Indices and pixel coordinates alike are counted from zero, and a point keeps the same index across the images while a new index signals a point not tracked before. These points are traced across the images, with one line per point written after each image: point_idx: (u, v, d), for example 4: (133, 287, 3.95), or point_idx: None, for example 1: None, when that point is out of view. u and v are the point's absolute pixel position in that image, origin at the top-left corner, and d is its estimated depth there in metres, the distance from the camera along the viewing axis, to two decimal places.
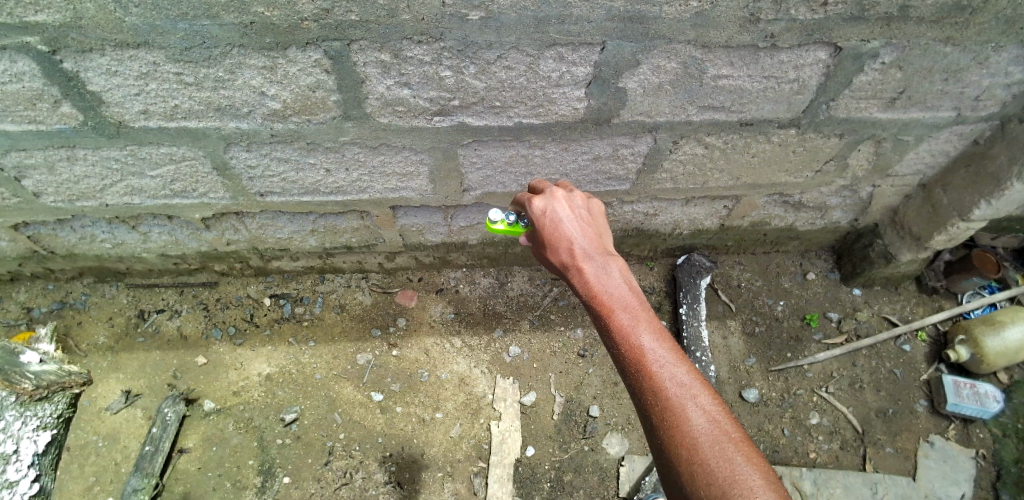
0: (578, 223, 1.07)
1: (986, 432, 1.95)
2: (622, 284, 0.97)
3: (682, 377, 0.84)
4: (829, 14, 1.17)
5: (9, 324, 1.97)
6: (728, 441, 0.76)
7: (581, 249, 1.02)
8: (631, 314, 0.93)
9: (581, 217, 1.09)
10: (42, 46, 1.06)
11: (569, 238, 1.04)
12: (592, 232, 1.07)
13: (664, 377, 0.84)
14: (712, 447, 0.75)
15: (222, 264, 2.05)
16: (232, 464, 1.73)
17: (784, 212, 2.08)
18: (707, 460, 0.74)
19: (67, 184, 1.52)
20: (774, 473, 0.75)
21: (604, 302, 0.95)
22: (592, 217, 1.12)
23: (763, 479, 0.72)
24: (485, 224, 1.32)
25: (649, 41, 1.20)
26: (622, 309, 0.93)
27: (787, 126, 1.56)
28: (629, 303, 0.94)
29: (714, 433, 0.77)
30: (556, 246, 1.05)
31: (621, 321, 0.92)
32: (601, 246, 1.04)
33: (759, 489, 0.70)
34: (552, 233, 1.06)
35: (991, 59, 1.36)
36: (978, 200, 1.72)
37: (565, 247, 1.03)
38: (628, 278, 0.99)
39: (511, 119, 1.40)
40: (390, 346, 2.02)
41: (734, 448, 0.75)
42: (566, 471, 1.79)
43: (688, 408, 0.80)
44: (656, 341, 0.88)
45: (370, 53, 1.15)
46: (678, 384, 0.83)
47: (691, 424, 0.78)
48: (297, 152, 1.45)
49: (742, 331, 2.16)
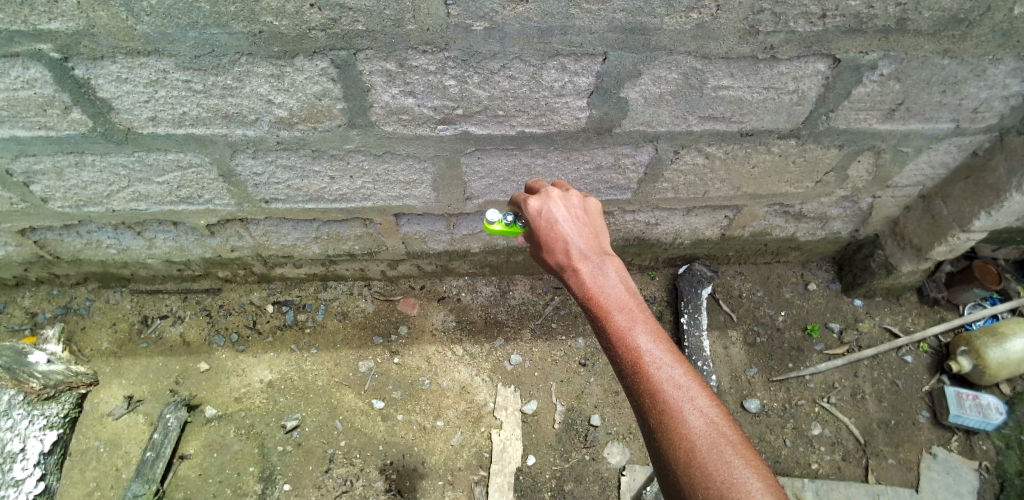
0: (574, 222, 1.07)
1: (990, 444, 1.93)
2: (618, 285, 0.97)
3: (680, 378, 0.84)
4: (827, 27, 1.19)
5: (14, 329, 1.98)
6: (726, 443, 0.76)
7: (578, 249, 1.02)
8: (628, 315, 0.93)
9: (578, 217, 1.09)
10: (54, 53, 1.08)
11: (565, 238, 1.04)
12: (588, 232, 1.07)
13: (661, 379, 0.84)
14: (711, 450, 0.75)
15: (225, 270, 2.06)
16: (233, 470, 1.72)
17: (785, 223, 2.09)
18: (705, 463, 0.75)
19: (75, 189, 1.54)
20: (772, 475, 0.75)
21: (601, 303, 0.95)
22: (589, 216, 1.12)
23: (762, 482, 0.72)
24: (484, 225, 1.33)
25: (650, 52, 1.22)
26: (619, 310, 0.93)
27: (787, 137, 1.57)
28: (626, 304, 0.94)
29: (712, 435, 0.77)
30: (552, 246, 1.05)
31: (618, 323, 0.92)
32: (597, 246, 1.04)
33: (757, 493, 0.70)
34: (548, 233, 1.06)
35: (989, 72, 1.38)
36: (978, 211, 1.73)
37: (560, 247, 1.04)
38: (626, 279, 0.99)
39: (513, 128, 1.42)
40: (392, 354, 2.02)
41: (733, 451, 0.75)
42: (566, 481, 1.78)
43: (686, 410, 0.80)
44: (653, 342, 0.88)
45: (376, 63, 1.17)
46: (676, 386, 0.83)
47: (688, 427, 0.78)
48: (303, 159, 1.47)
49: (743, 341, 2.16)
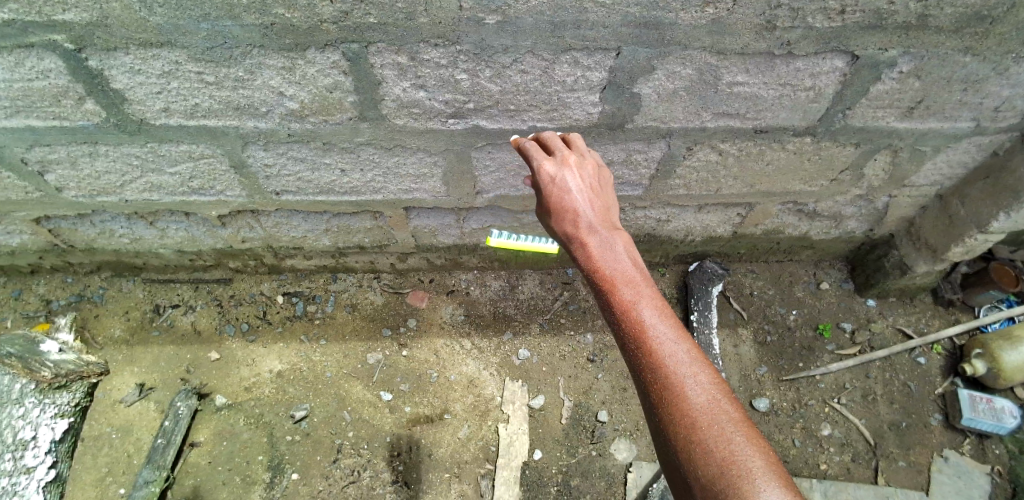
0: (585, 192, 1.05)
1: (1002, 448, 1.91)
2: (625, 259, 0.96)
3: (684, 354, 0.83)
4: (846, 23, 1.17)
5: (28, 316, 2.01)
6: (727, 420, 0.76)
7: (587, 222, 1.01)
8: (634, 289, 0.91)
9: (590, 186, 1.06)
10: (68, 44, 1.09)
11: (575, 209, 1.02)
12: (599, 204, 1.05)
13: (665, 354, 0.83)
14: (711, 427, 0.75)
15: (237, 261, 2.07)
16: (242, 459, 1.74)
17: (798, 221, 2.06)
18: (705, 440, 0.74)
19: (89, 179, 1.55)
20: (773, 454, 0.74)
21: (607, 277, 0.94)
22: (600, 187, 1.09)
23: (763, 460, 0.72)
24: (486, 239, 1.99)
25: (665, 47, 1.20)
26: (625, 284, 0.92)
27: (802, 134, 1.55)
28: (633, 278, 0.93)
29: (713, 413, 0.76)
30: (560, 216, 1.03)
31: (623, 297, 0.91)
32: (607, 220, 1.03)
33: (757, 471, 0.70)
34: (558, 202, 1.04)
35: (1012, 70, 1.34)
36: (996, 212, 1.70)
37: (571, 218, 1.03)
38: (633, 254, 0.98)
39: (525, 123, 1.41)
40: (400, 346, 2.03)
41: (734, 428, 0.75)
42: (573, 476, 1.78)
43: (688, 386, 0.79)
44: (657, 317, 0.87)
45: (387, 56, 1.17)
46: (679, 362, 0.82)
47: (690, 403, 0.78)
48: (313, 152, 1.47)
49: (754, 339, 2.14)
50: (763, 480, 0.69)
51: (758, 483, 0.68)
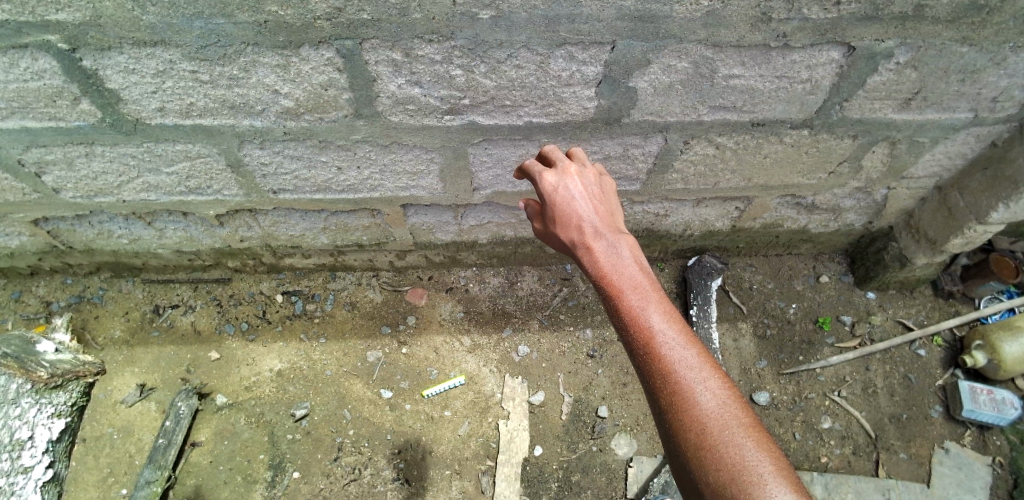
0: (589, 199, 1.04)
1: (1003, 439, 1.90)
2: (632, 264, 0.95)
3: (692, 359, 0.83)
4: (841, 13, 1.16)
5: (28, 317, 2.02)
6: (738, 426, 0.76)
7: (592, 228, 0.99)
8: (641, 294, 0.91)
9: (593, 194, 1.05)
10: (62, 44, 1.09)
11: (579, 216, 1.01)
12: (603, 210, 1.04)
13: (673, 360, 0.83)
14: (722, 433, 0.75)
15: (236, 260, 2.08)
16: (243, 458, 1.74)
17: (796, 214, 2.06)
18: (717, 446, 0.74)
19: (86, 180, 1.55)
20: (784, 457, 0.75)
21: (613, 283, 0.93)
22: (603, 193, 1.09)
23: (773, 465, 0.72)
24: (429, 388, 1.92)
25: (660, 41, 1.20)
26: (631, 290, 0.91)
27: (799, 127, 1.54)
28: (640, 283, 0.92)
29: (723, 418, 0.76)
30: (564, 224, 1.02)
31: (630, 302, 0.90)
32: (611, 225, 1.02)
33: (768, 476, 0.70)
34: (562, 210, 1.03)
35: (1009, 59, 1.34)
36: (996, 203, 1.69)
37: (575, 225, 1.01)
38: (639, 258, 0.97)
39: (521, 118, 1.40)
40: (400, 344, 2.03)
41: (744, 433, 0.75)
42: (573, 472, 1.78)
43: (698, 392, 0.79)
44: (665, 323, 0.87)
45: (382, 52, 1.17)
46: (688, 367, 0.82)
47: (701, 409, 0.78)
48: (309, 150, 1.47)
49: (753, 333, 2.14)
50: (775, 486, 0.69)
51: (770, 489, 0.68)
